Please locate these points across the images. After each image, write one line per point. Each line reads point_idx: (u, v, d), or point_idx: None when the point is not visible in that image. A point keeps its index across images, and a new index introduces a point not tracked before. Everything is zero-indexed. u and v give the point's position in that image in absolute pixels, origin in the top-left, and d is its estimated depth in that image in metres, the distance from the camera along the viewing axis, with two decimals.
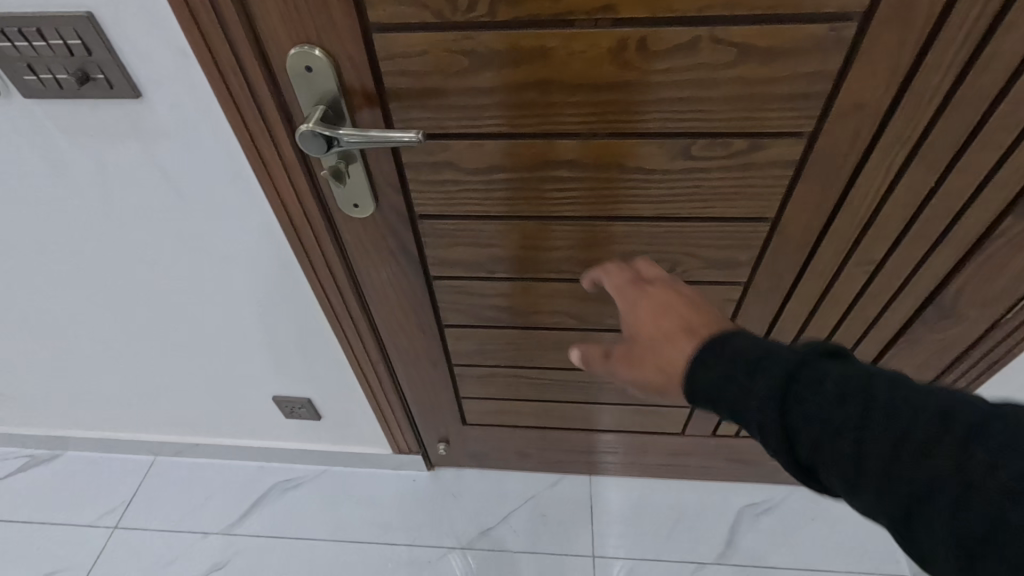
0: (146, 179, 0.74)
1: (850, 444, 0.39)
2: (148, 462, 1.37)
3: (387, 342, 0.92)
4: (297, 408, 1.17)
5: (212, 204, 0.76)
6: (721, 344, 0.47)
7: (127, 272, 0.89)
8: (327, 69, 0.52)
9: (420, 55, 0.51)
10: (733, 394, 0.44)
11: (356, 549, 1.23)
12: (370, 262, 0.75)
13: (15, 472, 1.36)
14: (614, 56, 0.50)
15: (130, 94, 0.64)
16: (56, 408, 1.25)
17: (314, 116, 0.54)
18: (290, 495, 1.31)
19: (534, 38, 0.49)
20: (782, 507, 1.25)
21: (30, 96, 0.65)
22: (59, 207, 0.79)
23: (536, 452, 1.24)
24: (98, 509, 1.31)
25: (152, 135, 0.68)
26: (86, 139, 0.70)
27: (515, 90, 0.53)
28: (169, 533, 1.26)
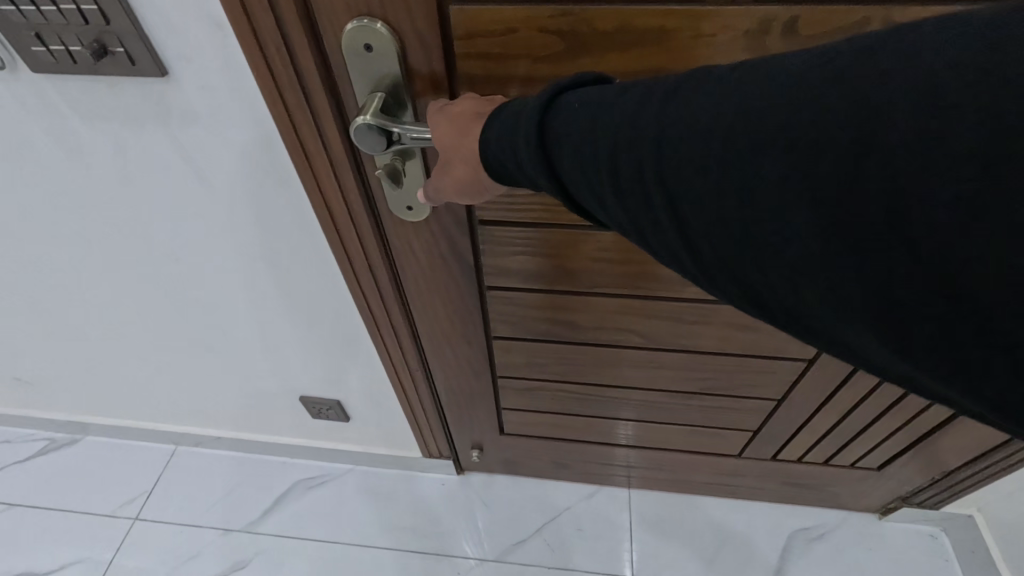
0: (169, 167, 0.66)
1: (682, 157, 0.33)
2: (169, 450, 1.33)
3: (428, 349, 0.84)
4: (324, 408, 1.11)
5: (242, 196, 0.68)
6: (517, 105, 0.40)
7: (147, 263, 0.82)
8: (388, 48, 0.43)
9: (505, 34, 0.41)
10: (559, 140, 0.37)
11: (382, 554, 1.18)
12: (418, 268, 0.67)
13: (35, 455, 1.32)
14: (751, 41, 0.40)
15: (154, 73, 0.55)
16: (75, 394, 1.20)
17: (370, 105, 0.44)
18: (314, 493, 1.26)
19: (653, 16, 0.39)
20: (836, 533, 1.16)
21: (39, 70, 0.57)
22: (74, 193, 0.72)
23: (575, 465, 1.16)
24: (118, 498, 1.27)
25: (178, 119, 0.60)
26: (102, 121, 0.62)
27: (617, 81, 0.43)
28: (190, 528, 1.22)
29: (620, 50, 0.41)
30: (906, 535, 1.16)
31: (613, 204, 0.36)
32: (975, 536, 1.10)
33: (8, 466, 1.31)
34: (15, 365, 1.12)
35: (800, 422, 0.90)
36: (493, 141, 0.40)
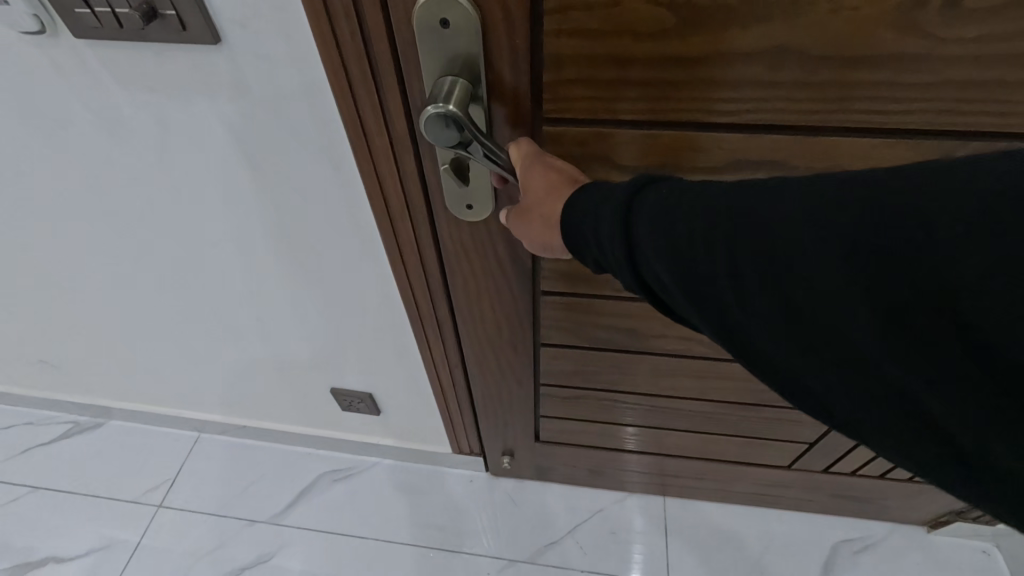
0: (213, 145, 0.62)
1: (752, 255, 0.31)
2: (192, 438, 1.31)
3: (469, 354, 0.79)
4: (355, 400, 1.07)
5: (289, 177, 0.64)
6: (601, 191, 0.38)
7: (182, 247, 0.78)
8: (469, 24, 0.37)
9: (608, 7, 0.35)
10: (637, 228, 0.35)
11: (410, 552, 1.15)
12: (468, 269, 0.62)
13: (59, 438, 1.31)
14: (898, 17, 0.35)
15: (206, 39, 0.51)
16: (101, 378, 1.18)
17: (444, 95, 0.39)
18: (340, 485, 1.24)
19: None
20: (882, 546, 1.11)
21: (81, 36, 0.53)
22: (109, 171, 0.68)
23: (610, 472, 1.11)
24: (142, 485, 1.25)
25: (228, 92, 0.56)
26: (145, 94, 0.58)
27: (734, 64, 0.37)
28: (215, 516, 1.20)
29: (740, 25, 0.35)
30: (957, 550, 1.10)
31: (677, 291, 0.34)
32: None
33: (33, 449, 1.30)
34: (41, 348, 1.10)
35: None
36: (571, 223, 0.38)
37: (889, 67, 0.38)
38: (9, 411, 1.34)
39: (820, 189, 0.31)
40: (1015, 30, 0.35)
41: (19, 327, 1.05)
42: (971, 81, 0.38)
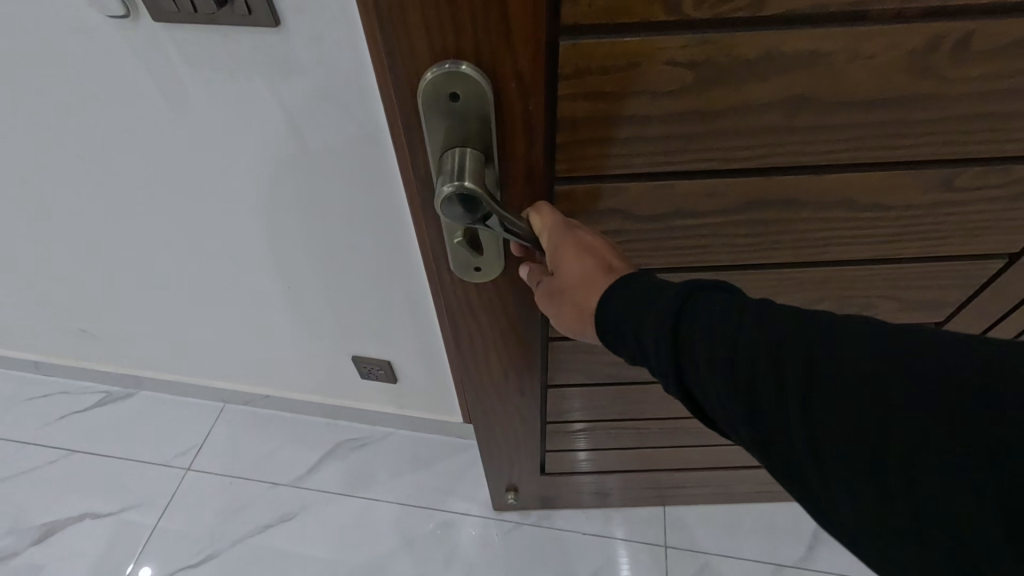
0: (267, 119, 0.71)
1: (815, 374, 0.31)
2: (217, 407, 1.37)
3: (474, 412, 0.71)
4: (375, 368, 1.16)
5: (331, 151, 0.74)
6: (645, 286, 0.37)
7: (226, 215, 0.87)
8: (480, 98, 0.31)
9: (626, 67, 0.33)
10: (688, 329, 0.35)
11: (424, 514, 1.23)
12: (474, 329, 0.55)
13: (94, 406, 1.38)
14: (914, 61, 0.36)
15: (268, 22, 0.61)
16: (133, 349, 1.25)
17: (455, 170, 0.32)
18: (359, 453, 1.31)
19: (808, 40, 0.34)
20: None
21: (160, 19, 0.62)
22: (168, 143, 0.77)
23: (616, 492, 1.11)
24: (172, 448, 1.33)
25: (282, 69, 0.65)
26: (210, 72, 0.67)
27: (748, 115, 0.37)
28: (240, 480, 1.28)
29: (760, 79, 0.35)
30: None
31: (723, 395, 0.34)
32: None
33: (69, 415, 1.37)
34: (81, 317, 1.18)
35: None
36: (610, 315, 0.38)
37: (900, 107, 0.39)
38: (45, 380, 1.41)
39: (900, 332, 0.31)
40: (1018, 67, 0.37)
41: (63, 296, 1.13)
42: (977, 116, 0.40)
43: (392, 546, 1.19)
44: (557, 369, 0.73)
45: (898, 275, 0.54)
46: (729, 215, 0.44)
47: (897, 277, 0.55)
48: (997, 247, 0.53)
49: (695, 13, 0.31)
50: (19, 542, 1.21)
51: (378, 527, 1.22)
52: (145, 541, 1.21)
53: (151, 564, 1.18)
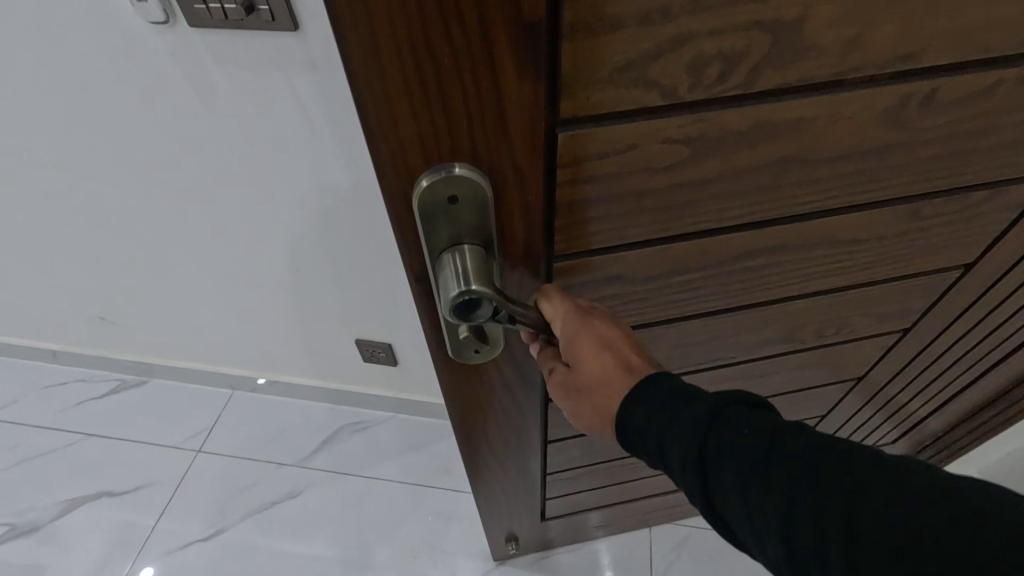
0: (285, 113, 0.81)
1: (853, 522, 0.29)
2: (226, 395, 1.42)
3: (475, 473, 0.71)
4: (376, 352, 1.21)
5: (339, 141, 0.84)
6: (672, 394, 0.36)
7: (239, 203, 0.95)
8: (479, 197, 0.31)
9: (624, 151, 0.33)
10: (716, 451, 0.34)
11: (422, 491, 1.30)
12: (473, 404, 0.56)
13: (108, 393, 1.43)
14: (890, 115, 0.38)
15: (289, 27, 0.72)
16: (145, 335, 1.31)
17: (460, 272, 0.32)
18: (361, 435, 1.38)
19: (796, 108, 0.35)
20: None
21: (195, 25, 0.73)
22: (195, 138, 0.86)
23: (615, 522, 1.13)
24: (183, 432, 1.38)
25: (299, 66, 0.76)
26: (236, 71, 0.78)
27: (740, 179, 0.38)
28: (250, 461, 1.34)
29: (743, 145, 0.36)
30: None
31: (752, 526, 0.32)
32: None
33: (85, 402, 1.41)
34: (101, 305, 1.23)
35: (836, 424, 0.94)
36: (636, 422, 0.37)
37: (876, 155, 0.41)
38: (54, 370, 1.45)
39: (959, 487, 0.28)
40: (979, 111, 0.40)
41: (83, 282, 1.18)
42: (940, 154, 0.43)
43: (394, 519, 1.27)
44: (557, 427, 0.72)
45: (866, 295, 0.58)
46: (723, 266, 0.45)
47: (865, 299, 0.58)
48: (951, 260, 0.58)
49: (693, 96, 0.31)
50: (39, 518, 1.27)
51: (381, 500, 1.29)
52: (159, 516, 1.27)
53: (166, 539, 1.24)
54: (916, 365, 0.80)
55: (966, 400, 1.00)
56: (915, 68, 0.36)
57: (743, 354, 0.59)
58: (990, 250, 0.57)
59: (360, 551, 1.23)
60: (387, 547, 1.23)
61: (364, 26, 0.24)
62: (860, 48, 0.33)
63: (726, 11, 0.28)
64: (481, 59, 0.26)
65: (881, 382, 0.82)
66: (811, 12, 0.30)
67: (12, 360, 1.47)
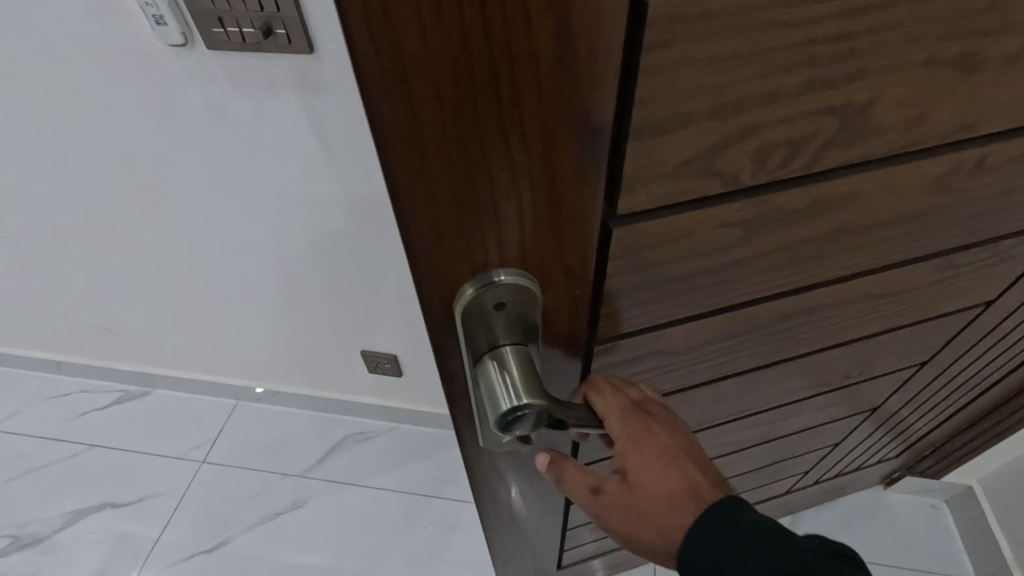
0: (298, 130, 0.86)
1: None
2: (230, 405, 1.43)
3: (503, 561, 0.67)
4: (381, 362, 1.27)
5: (350, 156, 0.88)
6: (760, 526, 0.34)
7: (253, 214, 1.00)
8: (526, 300, 0.30)
9: (681, 237, 0.32)
10: None
11: (423, 501, 1.31)
12: (507, 503, 0.53)
13: (113, 403, 1.44)
14: (939, 182, 0.38)
15: (305, 48, 0.76)
16: (152, 346, 1.33)
17: (510, 383, 0.30)
18: (363, 445, 1.39)
19: (851, 184, 0.34)
20: (853, 512, 1.32)
21: (213, 47, 0.77)
22: (212, 153, 0.90)
23: (626, 557, 1.12)
24: (188, 442, 1.38)
25: (312, 85, 0.80)
26: (252, 91, 0.82)
27: (789, 251, 0.37)
28: (253, 471, 1.34)
29: (790, 228, 0.35)
30: (914, 505, 1.33)
31: None
32: (970, 502, 1.26)
33: (89, 413, 1.42)
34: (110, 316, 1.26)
35: (844, 450, 0.95)
36: None
37: (919, 218, 0.41)
38: (58, 382, 1.47)
39: None
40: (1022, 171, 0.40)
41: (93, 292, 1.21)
42: (979, 212, 0.43)
43: (398, 530, 1.27)
44: None
45: (885, 341, 0.58)
46: (760, 331, 0.45)
47: (886, 342, 0.58)
48: (972, 301, 0.58)
49: (756, 177, 0.30)
50: (43, 529, 1.26)
51: (383, 512, 1.29)
52: (163, 526, 1.26)
53: (170, 549, 1.24)
54: (924, 392, 0.81)
55: (966, 414, 1.02)
56: (968, 138, 0.35)
57: (767, 404, 0.59)
58: (1008, 290, 0.57)
59: (365, 563, 1.22)
60: (392, 558, 1.23)
61: (416, 151, 0.22)
62: (923, 123, 0.32)
63: (797, 100, 0.27)
64: (539, 173, 0.24)
65: (890, 409, 0.83)
66: (879, 95, 0.29)
67: (17, 372, 1.48)
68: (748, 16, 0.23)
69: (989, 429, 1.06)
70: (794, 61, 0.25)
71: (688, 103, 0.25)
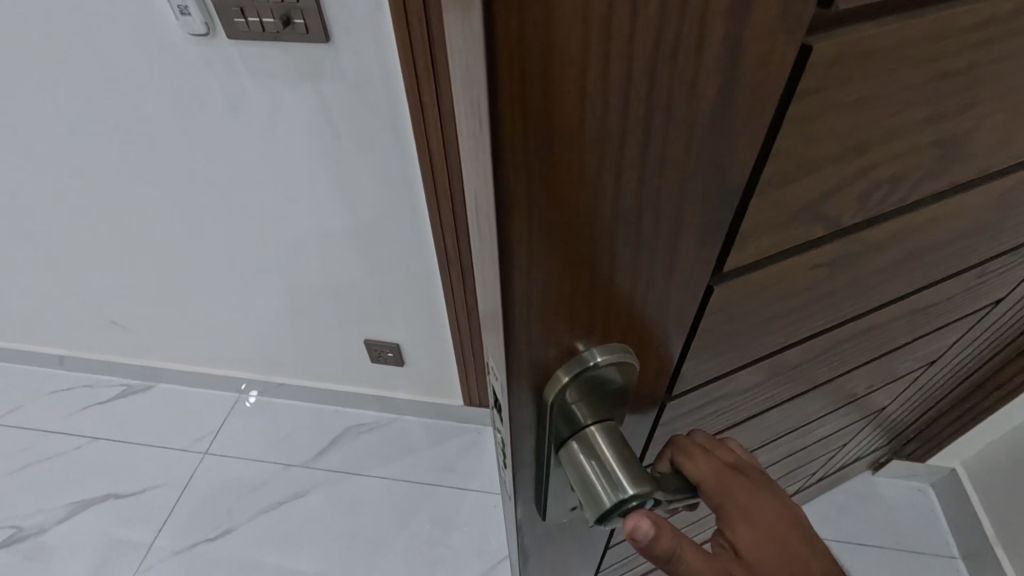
0: (310, 119, 0.84)
1: None
2: (234, 399, 1.46)
3: None
4: (385, 352, 1.25)
5: (361, 144, 0.86)
6: None
7: (263, 205, 0.99)
8: (616, 375, 0.28)
9: (774, 283, 0.32)
10: None
11: (426, 490, 1.31)
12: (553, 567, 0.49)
13: (114, 397, 1.47)
14: (997, 204, 0.38)
15: (321, 39, 0.75)
16: (159, 338, 1.35)
17: (607, 467, 0.28)
18: (366, 436, 1.40)
19: (927, 216, 0.34)
20: (845, 499, 1.36)
21: (233, 37, 0.77)
22: (226, 143, 0.90)
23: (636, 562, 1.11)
24: (190, 435, 1.40)
25: (326, 75, 0.79)
26: (268, 82, 0.81)
27: (858, 283, 0.38)
28: (255, 462, 1.35)
29: (852, 263, 0.36)
30: (902, 489, 1.38)
31: None
32: (956, 484, 1.31)
33: (92, 406, 1.45)
34: (117, 309, 1.29)
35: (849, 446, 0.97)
36: None
37: (972, 238, 0.41)
38: (66, 377, 1.51)
39: None
40: None
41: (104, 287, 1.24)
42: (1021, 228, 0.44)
43: (403, 517, 1.27)
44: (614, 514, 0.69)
45: (904, 352, 0.60)
46: (812, 358, 0.45)
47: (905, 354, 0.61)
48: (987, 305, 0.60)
49: (854, 215, 0.31)
50: (43, 522, 1.25)
51: (384, 500, 1.29)
52: (164, 520, 1.25)
53: (171, 539, 1.22)
54: (920, 387, 0.85)
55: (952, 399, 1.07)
56: None
57: (796, 419, 0.60)
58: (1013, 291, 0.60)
59: (369, 551, 1.21)
60: (392, 548, 1.22)
61: (544, 216, 0.21)
62: (1004, 152, 0.32)
63: (904, 140, 0.27)
64: (664, 232, 0.24)
65: (893, 406, 0.85)
66: (973, 129, 0.29)
67: (24, 369, 1.52)
68: (860, 54, 0.22)
69: (981, 416, 1.10)
70: (896, 102, 0.25)
71: (812, 147, 0.24)
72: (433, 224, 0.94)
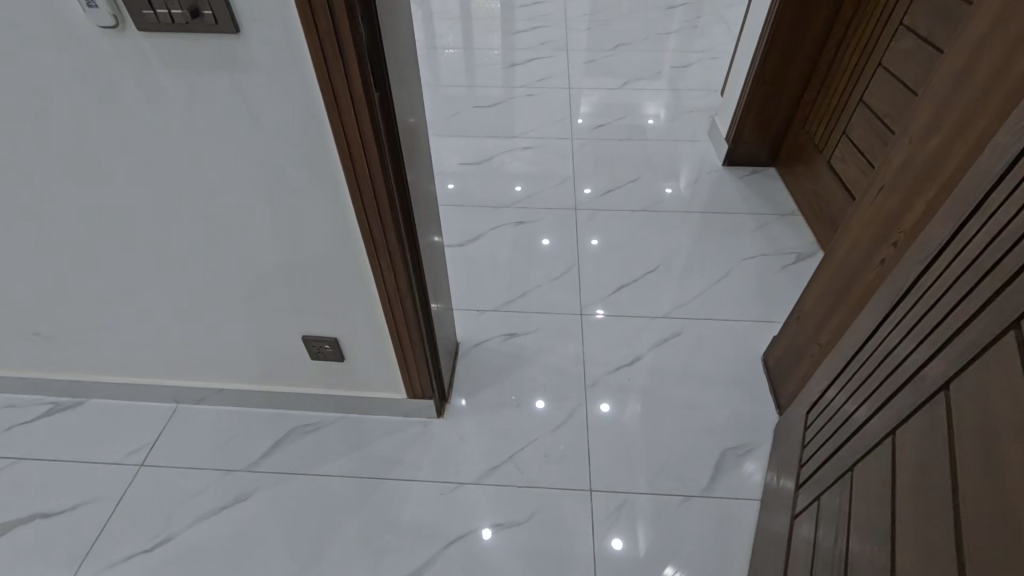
0: (224, 105, 0.82)
1: None
2: (170, 409, 1.43)
3: None
4: (323, 347, 1.24)
5: (282, 132, 0.85)
6: None
7: (186, 198, 0.96)
8: None
9: None
10: None
11: (374, 484, 1.32)
12: None
13: (40, 417, 1.41)
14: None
15: (231, 29, 0.73)
16: (91, 351, 1.31)
17: None
18: (310, 437, 1.39)
19: None
20: None
21: (143, 29, 0.74)
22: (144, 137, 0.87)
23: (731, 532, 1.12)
24: (124, 448, 1.36)
25: (241, 65, 0.77)
26: (183, 74, 0.79)
27: None
28: (195, 470, 1.32)
29: None
30: None
31: None
32: None
33: (15, 428, 1.38)
34: (39, 322, 1.23)
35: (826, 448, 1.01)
36: None
37: None
38: None
39: None
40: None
41: (23, 300, 1.18)
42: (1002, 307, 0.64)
43: (348, 512, 1.27)
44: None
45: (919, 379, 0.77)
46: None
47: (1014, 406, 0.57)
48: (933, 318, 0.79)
49: None
50: None
51: (329, 497, 1.29)
52: (96, 535, 1.21)
53: (106, 552, 1.19)
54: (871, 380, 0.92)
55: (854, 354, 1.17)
56: None
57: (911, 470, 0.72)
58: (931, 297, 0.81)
59: (314, 549, 1.21)
60: (336, 544, 1.22)
61: None
62: None
63: None
64: None
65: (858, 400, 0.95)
66: None
67: None
68: None
69: None
70: None
71: None
72: (358, 214, 0.95)
